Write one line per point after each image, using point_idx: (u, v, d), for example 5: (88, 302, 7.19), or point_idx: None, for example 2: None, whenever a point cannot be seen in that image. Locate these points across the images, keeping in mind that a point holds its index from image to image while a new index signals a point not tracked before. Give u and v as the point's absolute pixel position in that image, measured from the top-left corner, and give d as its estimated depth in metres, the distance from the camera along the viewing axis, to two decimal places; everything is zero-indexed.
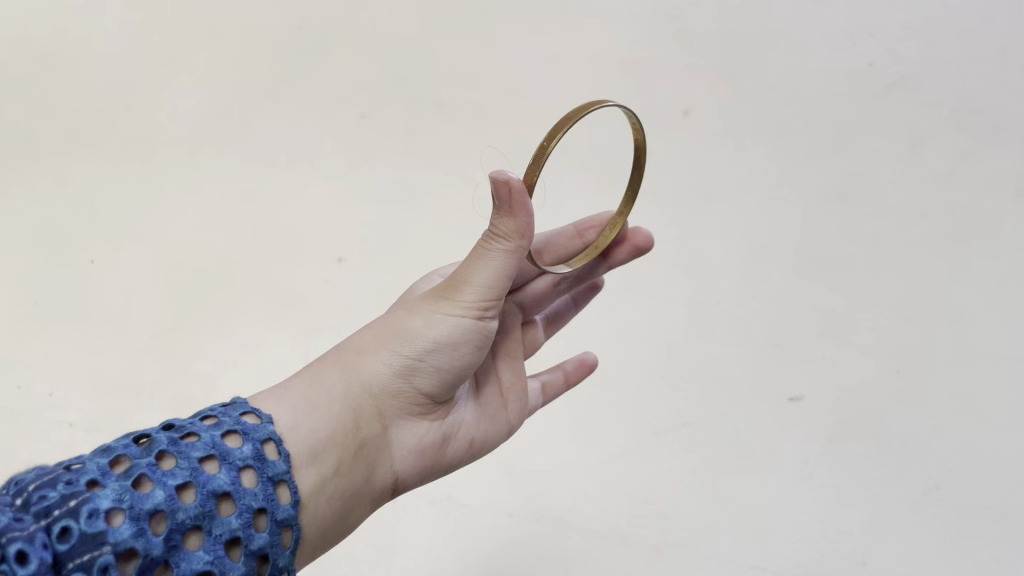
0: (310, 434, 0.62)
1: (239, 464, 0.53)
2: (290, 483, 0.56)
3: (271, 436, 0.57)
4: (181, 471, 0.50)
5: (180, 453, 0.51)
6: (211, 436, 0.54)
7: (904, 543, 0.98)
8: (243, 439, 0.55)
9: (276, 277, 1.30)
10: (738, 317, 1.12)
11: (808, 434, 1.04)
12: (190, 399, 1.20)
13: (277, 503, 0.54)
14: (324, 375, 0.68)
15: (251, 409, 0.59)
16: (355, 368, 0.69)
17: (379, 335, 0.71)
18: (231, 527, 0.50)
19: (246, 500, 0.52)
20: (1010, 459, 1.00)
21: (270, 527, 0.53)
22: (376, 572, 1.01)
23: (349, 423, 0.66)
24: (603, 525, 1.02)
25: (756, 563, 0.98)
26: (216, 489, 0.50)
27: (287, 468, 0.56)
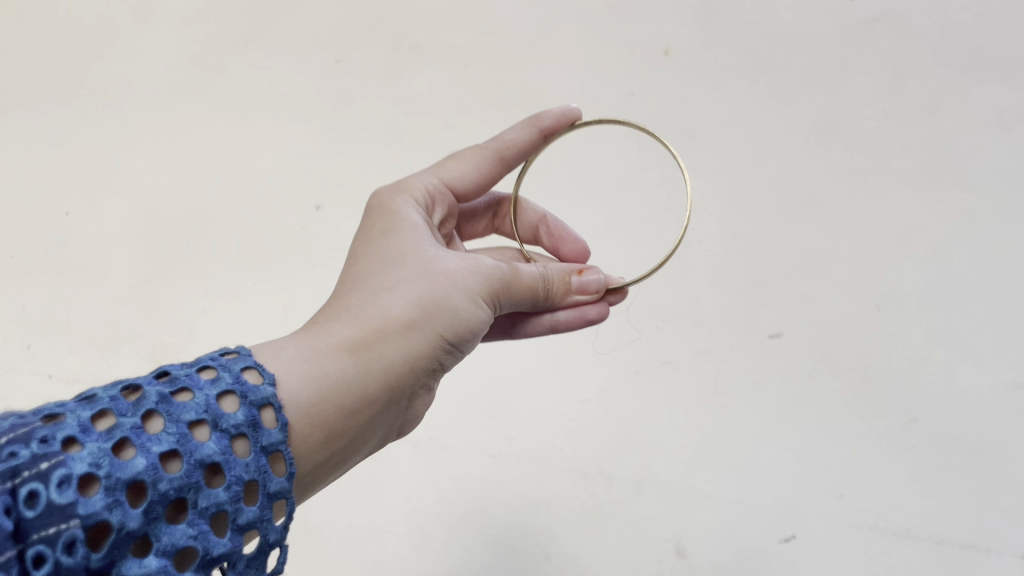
0: (335, 410, 0.58)
1: (231, 432, 0.49)
2: (285, 455, 0.52)
3: (270, 401, 0.53)
4: (167, 437, 0.46)
5: (169, 414, 0.47)
6: (206, 396, 0.50)
7: (881, 477, 0.98)
8: (241, 402, 0.51)
9: (253, 224, 1.28)
10: (718, 256, 1.12)
11: (789, 372, 1.04)
12: (174, 348, 1.20)
13: (269, 476, 0.50)
14: (363, 348, 0.62)
15: (253, 364, 0.55)
16: (397, 346, 0.64)
17: (420, 304, 0.66)
18: (218, 501, 0.47)
19: (236, 470, 0.48)
20: (989, 392, 1.00)
21: (261, 501, 0.50)
22: (361, 514, 1.03)
23: (382, 395, 0.63)
24: (583, 464, 1.03)
25: (736, 497, 0.99)
26: (204, 457, 0.47)
27: (284, 438, 0.52)
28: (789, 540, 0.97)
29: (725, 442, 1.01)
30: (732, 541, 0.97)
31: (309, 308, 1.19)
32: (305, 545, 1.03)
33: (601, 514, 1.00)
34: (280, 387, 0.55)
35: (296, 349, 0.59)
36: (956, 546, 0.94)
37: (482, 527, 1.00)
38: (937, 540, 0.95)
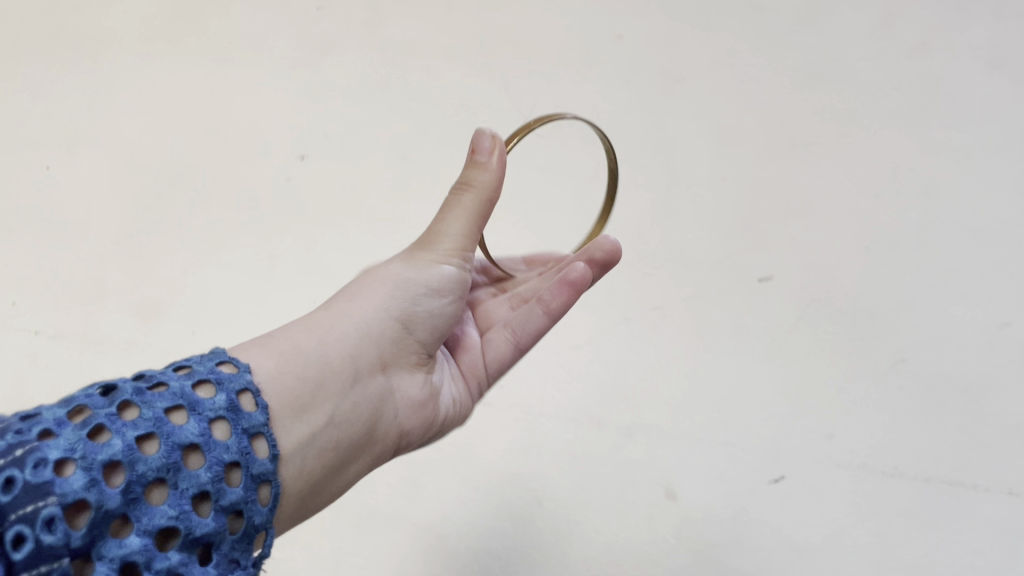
0: (299, 379, 0.57)
1: (210, 415, 0.49)
2: (267, 437, 0.52)
3: (248, 386, 0.53)
4: (143, 422, 0.46)
5: (144, 401, 0.47)
6: (181, 384, 0.49)
7: (870, 416, 0.97)
8: (218, 388, 0.51)
9: (238, 176, 1.26)
10: (707, 199, 1.11)
11: (777, 313, 1.04)
12: (160, 303, 1.19)
13: (251, 457, 0.50)
14: (313, 324, 0.63)
15: (227, 357, 0.54)
16: (346, 316, 0.65)
17: (368, 283, 0.68)
18: (199, 481, 0.46)
19: (216, 451, 0.47)
20: (976, 329, 1.01)
21: (244, 483, 0.49)
22: None
23: (345, 368, 0.61)
24: (575, 410, 1.03)
25: (726, 440, 0.98)
26: (182, 439, 0.46)
27: (264, 420, 0.52)
28: (779, 480, 0.95)
29: (715, 384, 1.01)
30: (721, 482, 0.96)
31: (296, 260, 1.18)
32: None
33: (590, 459, 1.00)
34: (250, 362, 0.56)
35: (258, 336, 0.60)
36: (943, 483, 0.93)
37: (473, 474, 1.00)
38: (925, 478, 0.93)
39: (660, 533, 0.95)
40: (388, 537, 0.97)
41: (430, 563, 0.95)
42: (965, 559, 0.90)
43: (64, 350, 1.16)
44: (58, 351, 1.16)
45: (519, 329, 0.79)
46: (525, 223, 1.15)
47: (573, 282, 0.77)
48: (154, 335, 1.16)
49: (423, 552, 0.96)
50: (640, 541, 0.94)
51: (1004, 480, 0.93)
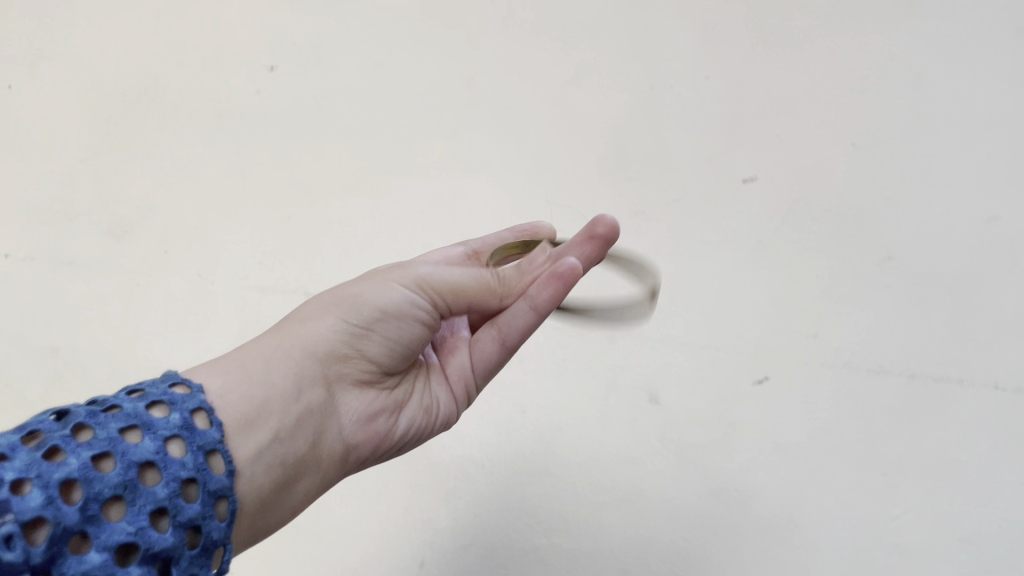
0: (244, 398, 0.57)
1: (164, 433, 0.48)
2: (223, 454, 0.51)
3: (201, 406, 0.52)
4: (98, 441, 0.45)
5: (98, 423, 0.46)
6: (134, 406, 0.49)
7: (855, 313, 0.96)
8: (170, 410, 0.50)
9: (206, 91, 1.22)
10: (690, 101, 1.07)
11: (762, 215, 1.01)
12: (132, 223, 1.16)
13: (208, 472, 0.49)
14: (268, 339, 0.63)
15: (180, 380, 0.54)
16: (298, 336, 0.64)
17: (328, 303, 0.67)
18: (156, 496, 0.45)
19: (172, 468, 0.47)
20: (964, 225, 0.98)
21: (202, 497, 0.48)
22: None
23: (288, 385, 0.60)
24: (556, 319, 1.01)
25: (709, 343, 0.97)
26: (137, 457, 0.45)
27: (220, 437, 0.52)
28: (763, 381, 0.94)
29: (699, 288, 0.99)
30: (705, 385, 0.95)
31: (269, 175, 1.15)
32: None
33: (572, 367, 0.99)
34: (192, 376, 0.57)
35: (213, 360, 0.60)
36: (929, 379, 0.92)
37: None
38: (910, 374, 0.92)
39: (644, 438, 0.94)
40: None
41: (414, 473, 0.94)
42: (949, 453, 0.89)
43: (35, 274, 1.13)
44: (30, 274, 1.14)
45: (504, 327, 0.72)
46: (504, 131, 1.11)
47: (561, 275, 0.68)
48: (128, 256, 1.13)
49: (406, 464, 0.95)
50: (624, 447, 0.93)
51: (990, 375, 0.92)
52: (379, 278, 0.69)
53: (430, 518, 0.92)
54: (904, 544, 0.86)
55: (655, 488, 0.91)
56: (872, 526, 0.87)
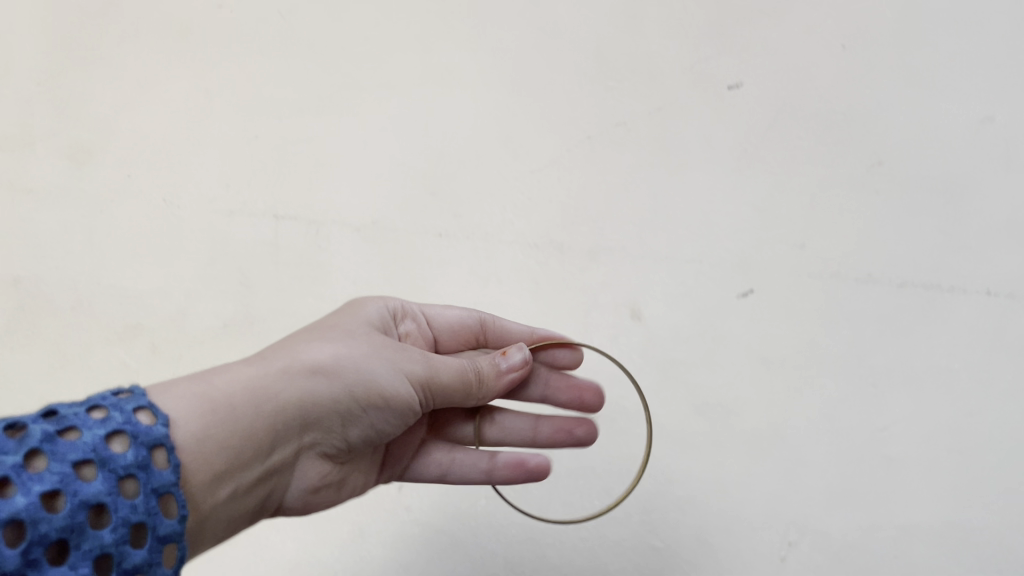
0: (221, 451, 0.53)
1: (121, 472, 0.44)
2: (178, 497, 0.48)
3: (164, 441, 0.48)
4: (48, 476, 0.42)
5: (52, 453, 0.43)
6: (94, 434, 0.45)
7: (842, 221, 0.92)
8: (131, 443, 0.46)
9: (167, 7, 1.16)
10: (673, 5, 1.02)
11: (747, 122, 0.97)
12: (91, 146, 1.11)
13: (159, 518, 0.46)
14: (269, 381, 0.58)
15: (147, 404, 0.50)
16: (301, 394, 0.59)
17: (342, 356, 0.62)
18: (102, 543, 0.42)
19: (123, 511, 0.44)
20: (957, 128, 0.94)
21: (149, 544, 0.45)
22: (306, 303, 1.00)
23: (265, 444, 0.56)
24: (534, 235, 0.98)
25: (692, 257, 0.93)
26: (89, 498, 0.42)
27: (177, 480, 0.48)
28: (748, 294, 0.91)
29: (682, 200, 0.95)
30: (688, 300, 0.92)
31: (234, 95, 1.10)
32: (253, 337, 0.99)
33: (551, 284, 0.95)
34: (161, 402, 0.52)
35: (195, 385, 0.55)
36: (919, 287, 0.89)
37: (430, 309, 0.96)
38: (900, 283, 0.89)
39: (625, 355, 0.91)
40: None
41: None
42: (939, 362, 0.86)
43: None
44: None
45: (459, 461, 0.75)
46: (478, 42, 1.06)
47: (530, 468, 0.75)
48: (89, 182, 1.09)
49: None
50: (605, 364, 0.91)
51: (982, 281, 0.89)
52: (391, 354, 0.65)
53: None
54: (892, 455, 0.83)
55: (638, 405, 0.88)
56: (860, 438, 0.84)
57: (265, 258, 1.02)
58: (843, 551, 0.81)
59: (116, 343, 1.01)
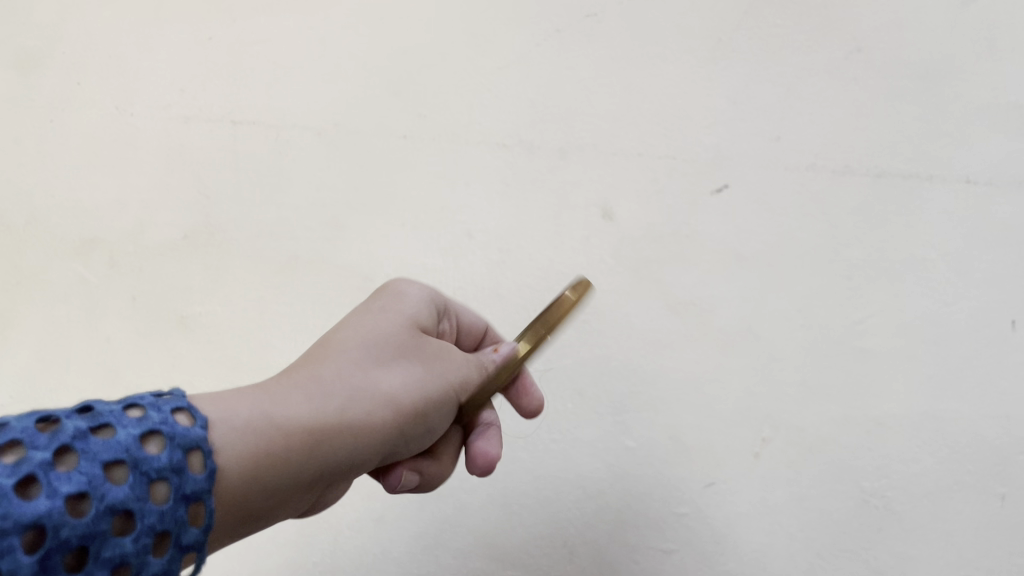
0: (268, 494, 0.50)
1: (153, 476, 0.41)
2: (205, 506, 0.45)
3: (199, 445, 0.45)
4: (76, 476, 0.38)
5: (84, 451, 0.39)
6: (130, 433, 0.42)
7: (819, 110, 0.89)
8: (165, 445, 0.43)
9: None
10: None
11: (720, 11, 0.93)
12: (38, 55, 1.07)
13: (183, 527, 0.43)
14: (331, 416, 0.54)
15: (186, 405, 0.46)
16: (350, 430, 0.55)
17: (396, 395, 0.58)
18: (122, 552, 0.39)
19: (149, 519, 0.40)
20: (937, 11, 0.91)
21: (169, 554, 0.42)
22: (267, 211, 0.96)
23: (313, 480, 0.54)
24: (502, 135, 0.94)
25: (665, 153, 0.90)
26: (116, 504, 0.39)
27: (208, 487, 0.45)
28: (722, 190, 0.88)
29: (653, 94, 0.92)
30: (661, 197, 0.89)
31: None
32: (213, 246, 0.96)
33: (520, 184, 0.92)
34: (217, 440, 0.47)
35: (257, 423, 0.50)
36: (897, 177, 0.86)
37: (397, 215, 0.94)
38: (877, 173, 0.86)
39: (597, 255, 0.88)
40: (312, 281, 0.93)
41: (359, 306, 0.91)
42: (915, 252, 0.84)
43: None
44: None
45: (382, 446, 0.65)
46: None
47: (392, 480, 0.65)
48: (38, 91, 1.05)
49: (348, 293, 0.91)
50: (577, 265, 0.89)
51: (960, 169, 0.85)
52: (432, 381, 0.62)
53: None
54: (868, 347, 0.81)
55: (612, 307, 0.87)
56: (836, 330, 0.82)
57: (225, 166, 0.99)
58: (818, 443, 0.79)
59: (72, 257, 0.98)
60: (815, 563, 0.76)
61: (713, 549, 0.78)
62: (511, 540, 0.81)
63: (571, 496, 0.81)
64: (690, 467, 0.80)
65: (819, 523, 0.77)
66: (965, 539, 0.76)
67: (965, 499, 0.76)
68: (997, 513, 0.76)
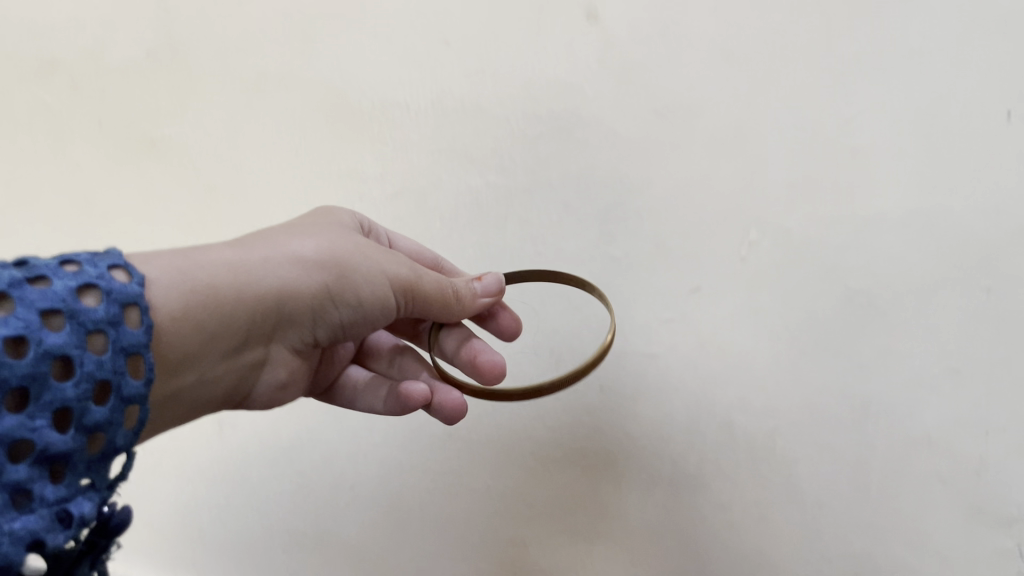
0: (191, 327, 0.58)
1: (89, 326, 0.49)
2: (144, 359, 0.53)
3: (136, 301, 0.52)
4: (14, 321, 0.46)
5: (21, 298, 0.47)
6: (64, 285, 0.49)
7: None
8: (102, 299, 0.51)
9: None
10: None
11: None
12: None
13: (124, 378, 0.51)
14: (253, 266, 0.63)
15: (123, 263, 0.54)
16: (267, 277, 0.63)
17: (321, 250, 0.66)
18: (63, 396, 0.47)
19: (87, 367, 0.48)
20: None
21: (113, 402, 0.51)
22: (226, 26, 0.92)
23: (239, 324, 0.62)
24: None
25: None
26: (53, 348, 0.47)
27: (146, 342, 0.53)
28: None
29: None
30: None
31: None
32: (174, 61, 0.94)
33: None
34: (148, 287, 0.55)
35: (177, 258, 0.59)
36: None
37: (366, 23, 0.89)
38: None
39: (580, 59, 0.84)
40: (284, 100, 0.91)
41: (336, 123, 0.90)
42: (909, 43, 0.76)
43: None
44: None
45: (342, 325, 0.71)
46: None
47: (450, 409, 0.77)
48: None
49: (326, 110, 0.90)
50: (559, 70, 0.84)
51: None
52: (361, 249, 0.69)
53: (359, 168, 0.90)
54: (859, 144, 0.77)
55: (597, 114, 0.83)
56: (828, 128, 0.78)
57: None
58: (804, 245, 0.78)
59: (35, 81, 0.99)
60: (797, 362, 0.78)
61: (698, 352, 0.81)
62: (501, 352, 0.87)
63: (558, 307, 0.85)
64: (675, 274, 0.81)
65: (801, 324, 0.78)
66: (947, 333, 0.74)
67: (950, 294, 0.74)
68: (980, 306, 0.74)
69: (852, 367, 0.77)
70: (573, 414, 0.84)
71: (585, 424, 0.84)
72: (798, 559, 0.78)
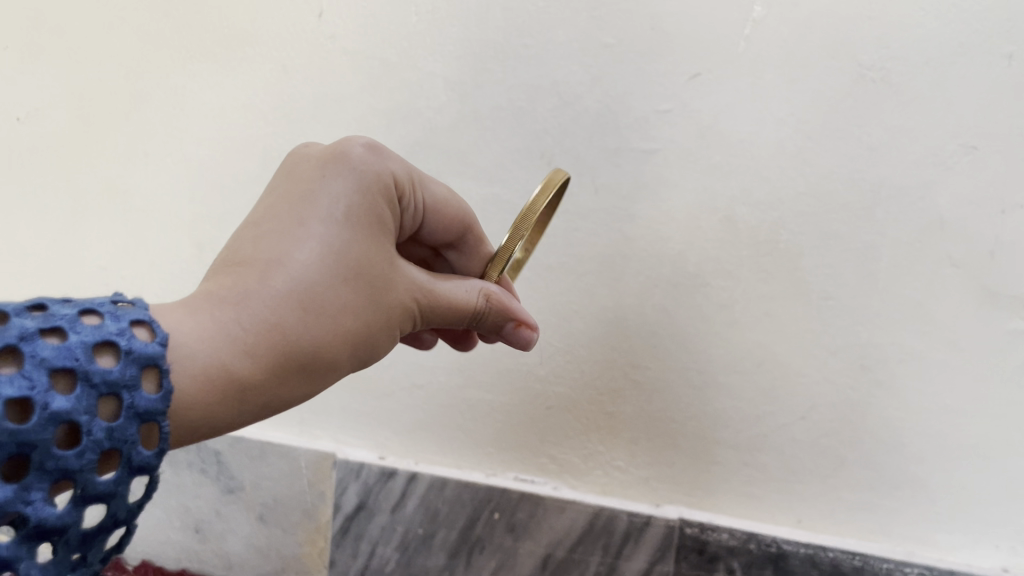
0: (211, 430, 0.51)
1: (102, 389, 0.42)
2: (160, 427, 0.46)
3: (157, 362, 0.46)
4: (18, 380, 0.39)
5: (31, 354, 0.41)
6: (81, 340, 0.43)
7: None
8: (120, 358, 0.44)
9: None
10: None
11: None
12: None
13: (135, 448, 0.44)
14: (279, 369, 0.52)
15: (146, 319, 0.47)
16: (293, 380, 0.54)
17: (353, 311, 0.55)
18: (66, 465, 0.41)
19: (96, 435, 0.42)
20: None
21: (120, 473, 0.44)
22: None
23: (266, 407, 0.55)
24: None
25: None
26: (60, 413, 0.40)
27: (164, 408, 0.45)
28: None
29: None
30: None
31: None
32: None
33: None
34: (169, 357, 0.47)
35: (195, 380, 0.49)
36: None
37: None
38: None
39: None
40: None
41: None
42: None
43: None
44: None
45: None
46: None
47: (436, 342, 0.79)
48: None
49: None
50: None
51: None
52: (389, 293, 0.57)
53: None
54: None
55: None
56: None
57: None
58: (811, 18, 0.71)
59: None
60: (803, 147, 0.73)
61: (696, 143, 0.76)
62: (485, 155, 0.82)
63: (546, 104, 0.79)
64: (670, 58, 0.75)
65: (807, 105, 0.72)
66: (965, 106, 0.69)
67: (968, 63, 0.68)
68: (1002, 73, 0.67)
69: (860, 151, 0.72)
70: (565, 218, 0.81)
71: (580, 227, 0.80)
72: (801, 354, 0.75)
